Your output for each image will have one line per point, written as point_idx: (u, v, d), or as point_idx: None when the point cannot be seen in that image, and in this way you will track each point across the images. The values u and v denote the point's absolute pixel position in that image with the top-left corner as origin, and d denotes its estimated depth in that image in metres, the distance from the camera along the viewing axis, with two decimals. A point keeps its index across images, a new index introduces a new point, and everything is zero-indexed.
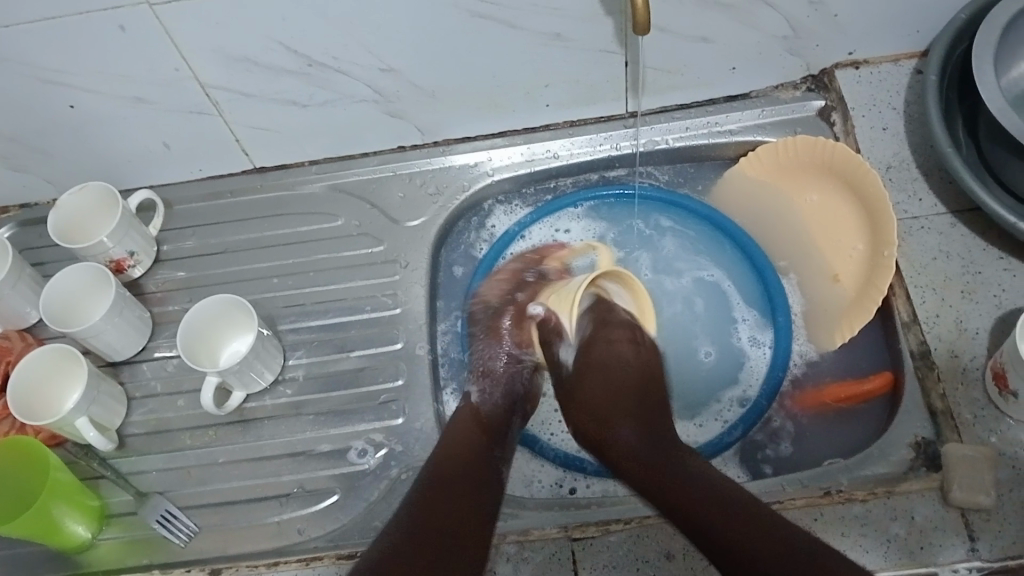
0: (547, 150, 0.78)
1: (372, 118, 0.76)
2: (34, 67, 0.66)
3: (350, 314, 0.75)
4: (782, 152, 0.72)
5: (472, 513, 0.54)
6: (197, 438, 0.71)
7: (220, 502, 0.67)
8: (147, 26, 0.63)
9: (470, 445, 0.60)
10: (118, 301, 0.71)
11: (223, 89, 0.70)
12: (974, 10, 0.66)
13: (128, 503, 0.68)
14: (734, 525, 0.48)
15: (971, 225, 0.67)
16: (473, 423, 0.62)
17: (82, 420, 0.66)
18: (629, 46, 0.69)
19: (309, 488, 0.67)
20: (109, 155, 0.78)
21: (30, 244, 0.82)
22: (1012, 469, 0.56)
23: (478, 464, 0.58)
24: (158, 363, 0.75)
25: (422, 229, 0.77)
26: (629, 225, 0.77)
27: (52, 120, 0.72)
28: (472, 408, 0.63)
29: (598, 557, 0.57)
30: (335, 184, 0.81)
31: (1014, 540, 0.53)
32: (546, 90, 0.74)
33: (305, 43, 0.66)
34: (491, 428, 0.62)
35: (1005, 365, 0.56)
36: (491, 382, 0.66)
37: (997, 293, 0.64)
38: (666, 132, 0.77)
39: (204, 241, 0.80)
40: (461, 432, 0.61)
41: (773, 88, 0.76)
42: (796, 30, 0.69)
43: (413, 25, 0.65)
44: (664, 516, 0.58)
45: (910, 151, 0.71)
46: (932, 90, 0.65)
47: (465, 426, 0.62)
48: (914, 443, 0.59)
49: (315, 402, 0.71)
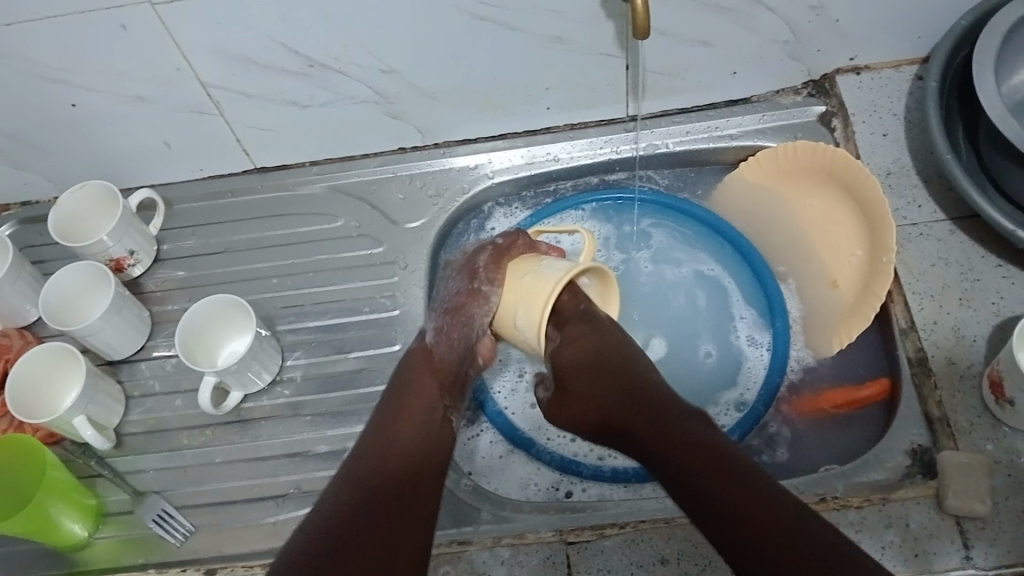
0: (547, 152, 0.78)
1: (372, 119, 0.76)
2: (36, 64, 0.67)
3: (349, 315, 0.75)
4: (781, 156, 0.72)
5: (416, 478, 0.54)
6: (195, 438, 0.71)
7: (216, 502, 0.67)
8: (148, 24, 0.63)
9: (420, 396, 0.59)
10: (117, 300, 0.71)
11: (223, 89, 0.71)
12: (977, 15, 0.66)
13: (124, 502, 0.68)
14: (717, 481, 0.49)
15: (970, 232, 0.67)
16: (428, 372, 0.60)
17: (79, 418, 0.66)
18: (629, 50, 0.69)
19: (305, 489, 0.67)
20: (110, 154, 0.78)
21: (31, 242, 0.82)
22: (1008, 477, 0.56)
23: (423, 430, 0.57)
24: (157, 363, 0.75)
25: (421, 230, 0.77)
26: (629, 228, 0.77)
27: (53, 118, 0.73)
28: (426, 352, 0.61)
29: (592, 561, 0.57)
30: (335, 185, 0.81)
31: (1009, 548, 0.53)
32: (546, 92, 0.74)
33: (306, 44, 0.66)
34: (445, 376, 0.61)
35: (1002, 373, 0.56)
36: (456, 328, 0.60)
37: (995, 300, 0.64)
38: (665, 136, 0.77)
39: (204, 241, 0.80)
40: (413, 378, 0.60)
41: (774, 93, 0.76)
42: (796, 35, 0.69)
43: (414, 27, 0.65)
44: (659, 521, 0.58)
45: (910, 157, 0.71)
46: (932, 96, 0.65)
47: (416, 370, 0.60)
48: (909, 450, 0.59)
49: (312, 402, 0.71)
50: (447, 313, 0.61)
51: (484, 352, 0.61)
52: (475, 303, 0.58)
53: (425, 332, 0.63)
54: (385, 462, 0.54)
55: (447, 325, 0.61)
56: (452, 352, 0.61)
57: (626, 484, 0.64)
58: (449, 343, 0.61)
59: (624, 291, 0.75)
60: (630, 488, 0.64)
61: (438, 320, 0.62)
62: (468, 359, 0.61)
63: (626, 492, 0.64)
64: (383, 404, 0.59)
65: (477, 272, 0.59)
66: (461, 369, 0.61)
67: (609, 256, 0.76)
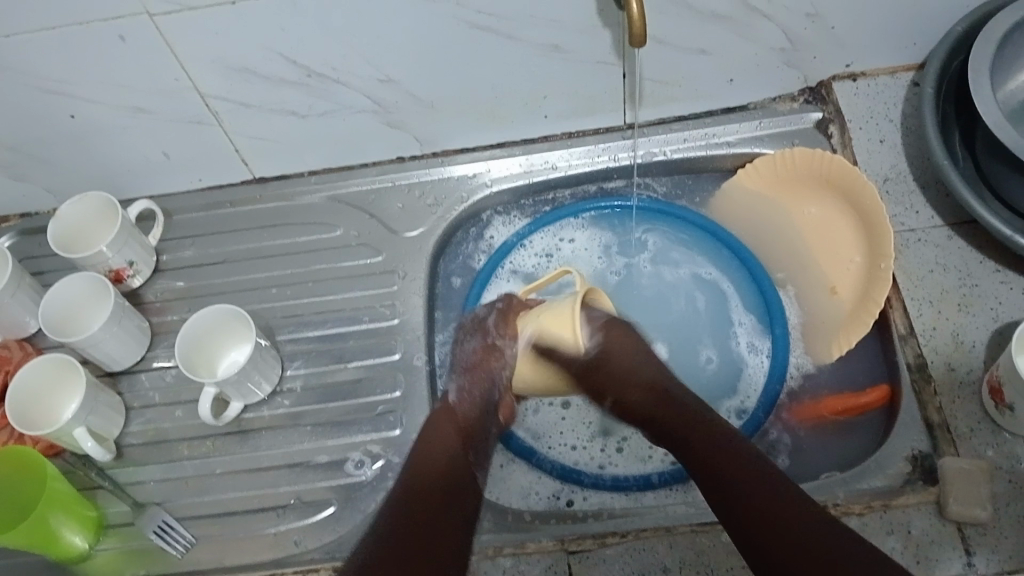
0: (545, 161, 0.79)
1: (371, 128, 0.76)
2: (36, 76, 0.67)
3: (348, 325, 0.75)
4: (780, 164, 0.72)
5: (452, 508, 0.54)
6: (195, 449, 0.71)
7: (217, 513, 0.67)
8: (147, 36, 0.63)
9: (446, 448, 0.57)
10: (117, 311, 0.71)
11: (223, 100, 0.71)
12: (971, 22, 0.67)
13: (125, 513, 0.68)
14: (737, 474, 0.51)
15: (968, 238, 0.67)
16: (453, 424, 0.59)
17: (80, 430, 0.66)
18: (627, 58, 0.69)
19: (306, 499, 0.67)
20: (109, 165, 0.78)
21: (30, 253, 0.82)
22: (1009, 482, 0.56)
23: (455, 484, 0.55)
24: (156, 374, 0.75)
25: (421, 239, 0.77)
26: (628, 235, 0.77)
27: (52, 130, 0.73)
28: (449, 411, 0.60)
29: (594, 571, 0.57)
30: (334, 194, 0.81)
31: (1010, 554, 0.53)
32: (545, 101, 0.74)
33: (305, 55, 0.67)
34: (468, 428, 0.59)
35: (1001, 379, 0.56)
36: (477, 383, 0.60)
37: (994, 306, 0.64)
38: (663, 144, 0.77)
39: (203, 252, 0.80)
40: (437, 432, 0.58)
41: (771, 100, 0.76)
42: (793, 42, 0.69)
43: (412, 37, 0.66)
44: (660, 529, 0.58)
45: (907, 163, 0.71)
46: (929, 103, 0.66)
47: (441, 423, 0.59)
48: (910, 457, 0.59)
49: (313, 412, 0.71)
50: (466, 371, 0.61)
51: (505, 409, 0.61)
52: (491, 358, 0.60)
53: (447, 389, 0.61)
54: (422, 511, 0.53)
55: (468, 381, 0.60)
56: (472, 404, 0.60)
57: (627, 492, 0.65)
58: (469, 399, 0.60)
59: (626, 298, 0.75)
60: (631, 496, 0.64)
61: (455, 380, 0.61)
62: (490, 414, 0.60)
63: (627, 501, 0.64)
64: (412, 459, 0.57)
65: (489, 330, 0.61)
66: (486, 424, 0.60)
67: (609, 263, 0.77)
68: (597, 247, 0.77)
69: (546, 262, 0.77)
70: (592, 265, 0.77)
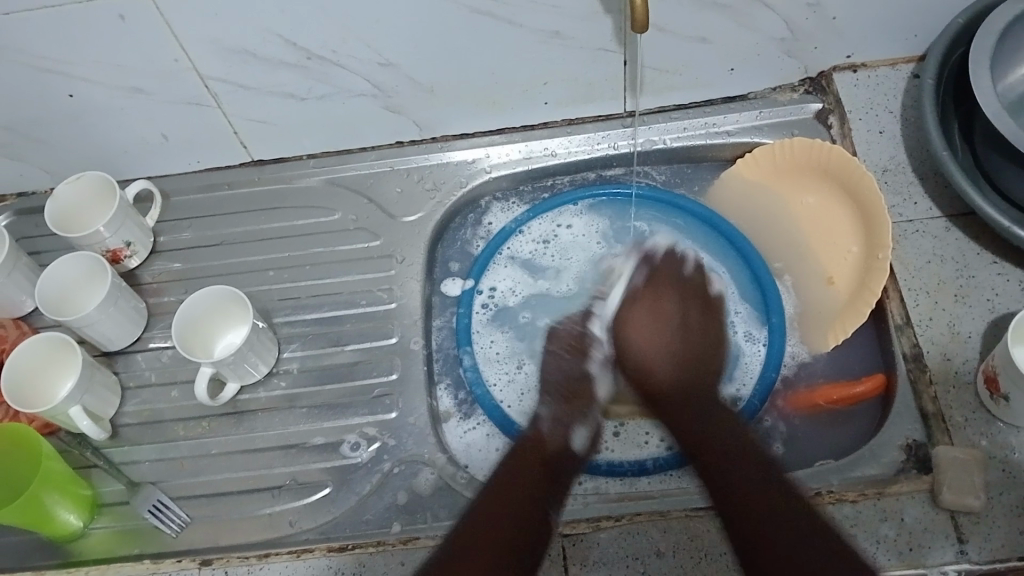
0: (545, 148, 0.79)
1: (372, 113, 0.76)
2: (34, 55, 0.67)
3: (344, 309, 0.75)
4: (779, 154, 0.73)
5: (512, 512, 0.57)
6: (191, 430, 0.71)
7: (211, 494, 0.67)
8: (147, 16, 0.63)
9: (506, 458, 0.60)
10: (114, 291, 0.71)
11: (223, 81, 0.71)
12: (972, 15, 0.67)
13: (120, 493, 0.68)
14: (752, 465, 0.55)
15: (965, 229, 0.67)
16: (535, 458, 0.61)
17: (75, 409, 0.66)
18: (628, 45, 0.69)
19: (301, 481, 0.67)
20: (108, 146, 0.78)
21: (27, 233, 0.82)
22: (1002, 472, 0.56)
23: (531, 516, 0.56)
24: (152, 354, 0.75)
25: (419, 224, 0.77)
26: (626, 225, 0.77)
27: (50, 109, 0.72)
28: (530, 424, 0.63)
29: (588, 553, 0.57)
30: (333, 178, 0.81)
31: (1003, 542, 0.54)
32: (544, 88, 0.74)
33: (306, 37, 0.66)
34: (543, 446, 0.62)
35: (996, 368, 0.57)
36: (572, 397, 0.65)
37: (990, 297, 0.64)
38: (663, 132, 0.77)
39: (200, 233, 0.80)
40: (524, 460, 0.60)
41: (771, 90, 0.76)
42: (794, 32, 0.69)
43: (412, 21, 0.66)
44: (654, 514, 0.58)
45: (906, 154, 0.72)
46: (929, 94, 0.66)
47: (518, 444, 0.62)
48: (904, 445, 0.59)
49: (309, 395, 0.71)
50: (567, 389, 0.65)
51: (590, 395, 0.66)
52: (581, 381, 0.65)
53: (539, 419, 0.64)
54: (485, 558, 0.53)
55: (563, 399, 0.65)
56: (563, 440, 0.62)
57: (622, 477, 0.65)
58: (562, 430, 0.63)
59: None
60: (626, 482, 0.65)
61: (548, 404, 0.64)
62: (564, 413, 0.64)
63: (622, 486, 0.64)
64: (487, 490, 0.58)
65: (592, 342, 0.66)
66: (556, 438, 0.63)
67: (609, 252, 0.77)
68: (598, 233, 0.77)
69: (544, 248, 0.77)
70: (590, 251, 0.77)
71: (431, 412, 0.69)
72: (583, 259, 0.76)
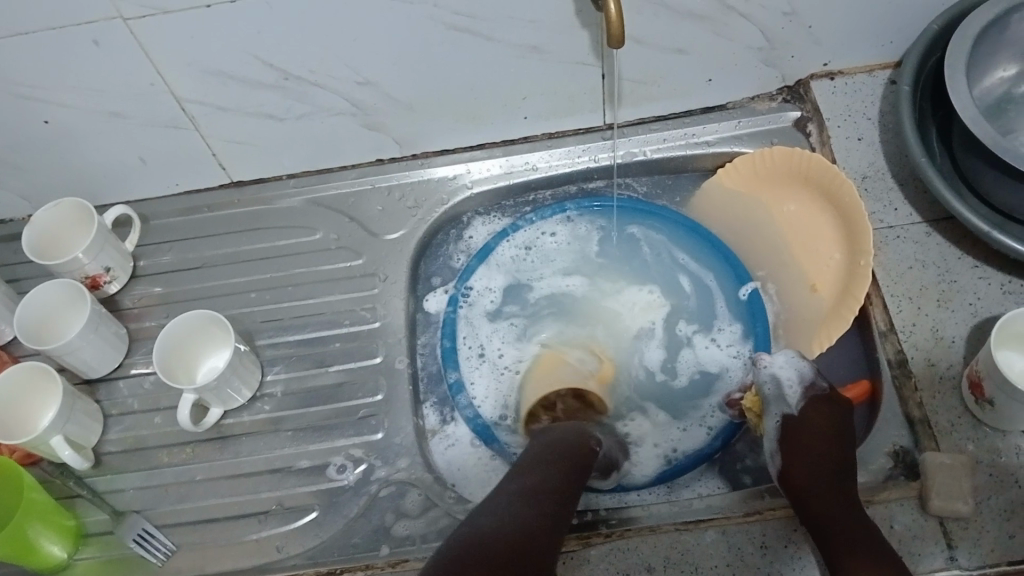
0: (526, 162, 0.79)
1: (352, 130, 0.75)
2: (9, 82, 0.66)
3: (328, 329, 0.74)
4: (758, 162, 0.73)
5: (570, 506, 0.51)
6: (175, 456, 0.70)
7: (198, 520, 0.67)
8: (122, 40, 0.63)
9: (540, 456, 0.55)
10: (94, 318, 0.70)
11: (199, 103, 0.70)
12: (948, 20, 0.67)
13: (104, 522, 0.67)
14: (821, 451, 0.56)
15: (946, 234, 0.68)
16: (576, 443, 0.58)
17: (58, 438, 0.66)
18: (606, 58, 0.69)
19: (288, 505, 0.66)
20: (83, 171, 0.77)
21: (5, 260, 0.81)
22: (989, 476, 0.56)
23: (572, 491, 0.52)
24: (134, 380, 0.74)
25: (401, 242, 0.77)
26: (621, 231, 0.77)
27: (26, 135, 0.72)
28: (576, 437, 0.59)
29: (577, 571, 0.56)
30: (313, 197, 0.80)
31: (992, 547, 0.54)
32: (524, 102, 0.74)
33: (283, 57, 0.66)
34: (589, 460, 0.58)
35: (981, 373, 0.56)
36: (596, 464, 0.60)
37: (973, 301, 0.64)
38: (643, 144, 0.77)
39: (180, 257, 0.80)
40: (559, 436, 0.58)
41: (749, 99, 0.76)
42: (771, 41, 0.69)
43: (388, 39, 0.65)
44: (645, 529, 0.58)
45: (885, 160, 0.72)
46: (906, 100, 0.66)
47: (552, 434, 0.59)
48: (892, 452, 0.60)
49: (293, 417, 0.71)
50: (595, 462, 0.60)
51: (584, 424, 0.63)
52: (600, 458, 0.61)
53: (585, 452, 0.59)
54: (505, 568, 0.43)
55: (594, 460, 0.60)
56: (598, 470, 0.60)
57: (612, 492, 0.64)
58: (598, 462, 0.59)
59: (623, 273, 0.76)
60: (616, 497, 0.64)
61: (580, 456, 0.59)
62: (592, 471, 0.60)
63: (612, 500, 0.64)
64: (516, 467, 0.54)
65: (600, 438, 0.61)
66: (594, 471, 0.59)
67: (600, 254, 0.77)
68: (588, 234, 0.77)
69: (527, 254, 0.77)
70: (577, 254, 0.77)
71: (417, 431, 0.69)
72: (568, 261, 0.77)
